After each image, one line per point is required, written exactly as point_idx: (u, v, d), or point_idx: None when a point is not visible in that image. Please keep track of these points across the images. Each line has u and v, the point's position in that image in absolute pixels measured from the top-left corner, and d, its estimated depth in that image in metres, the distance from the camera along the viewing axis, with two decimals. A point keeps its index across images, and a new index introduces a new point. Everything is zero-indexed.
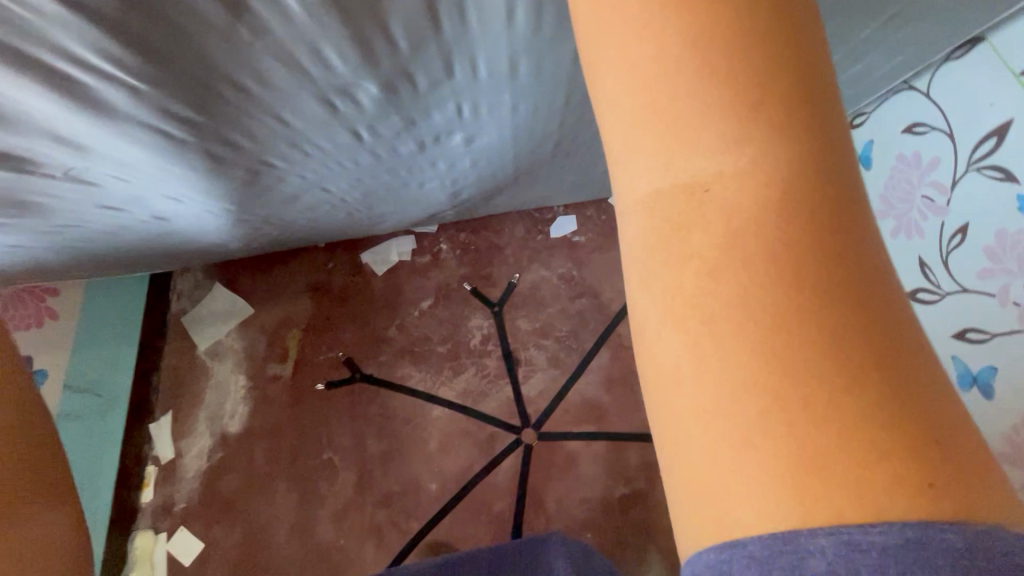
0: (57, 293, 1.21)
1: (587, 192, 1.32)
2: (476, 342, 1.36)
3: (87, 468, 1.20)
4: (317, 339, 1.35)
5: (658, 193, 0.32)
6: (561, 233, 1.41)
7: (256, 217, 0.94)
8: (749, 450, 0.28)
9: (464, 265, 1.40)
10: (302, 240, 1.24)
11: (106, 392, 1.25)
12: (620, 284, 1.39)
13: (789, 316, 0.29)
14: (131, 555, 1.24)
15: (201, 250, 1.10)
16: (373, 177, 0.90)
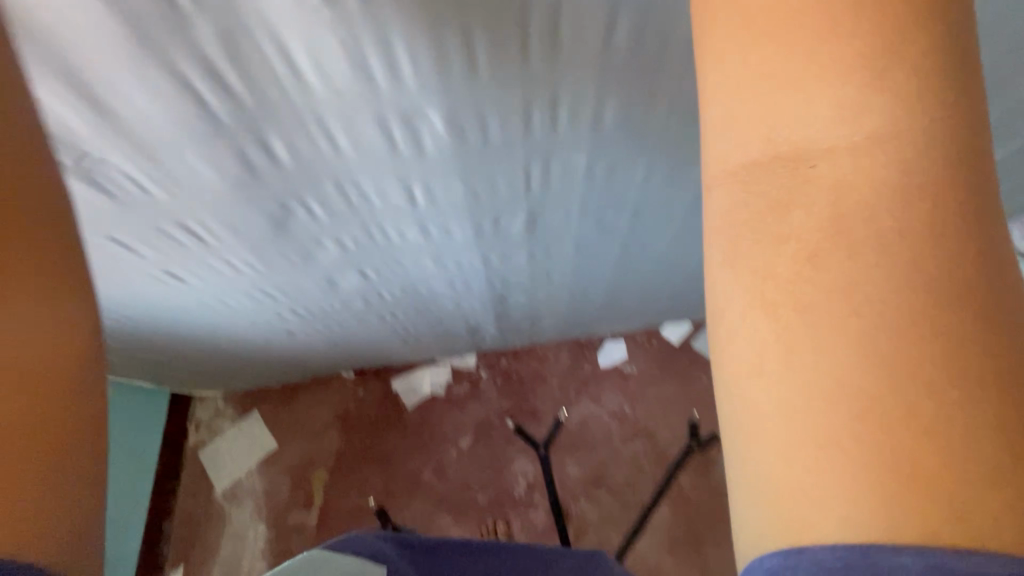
0: None
1: (633, 321, 1.26)
2: (520, 492, 1.22)
3: None
4: (346, 481, 1.25)
5: (753, 169, 0.25)
6: (610, 361, 1.33)
7: (274, 298, 0.82)
8: (830, 434, 0.22)
9: (505, 397, 1.31)
10: (333, 352, 1.13)
11: (114, 552, 1.10)
12: (678, 424, 1.27)
13: (885, 265, 0.23)
14: None
15: (218, 346, 0.98)
16: (414, 267, 0.80)
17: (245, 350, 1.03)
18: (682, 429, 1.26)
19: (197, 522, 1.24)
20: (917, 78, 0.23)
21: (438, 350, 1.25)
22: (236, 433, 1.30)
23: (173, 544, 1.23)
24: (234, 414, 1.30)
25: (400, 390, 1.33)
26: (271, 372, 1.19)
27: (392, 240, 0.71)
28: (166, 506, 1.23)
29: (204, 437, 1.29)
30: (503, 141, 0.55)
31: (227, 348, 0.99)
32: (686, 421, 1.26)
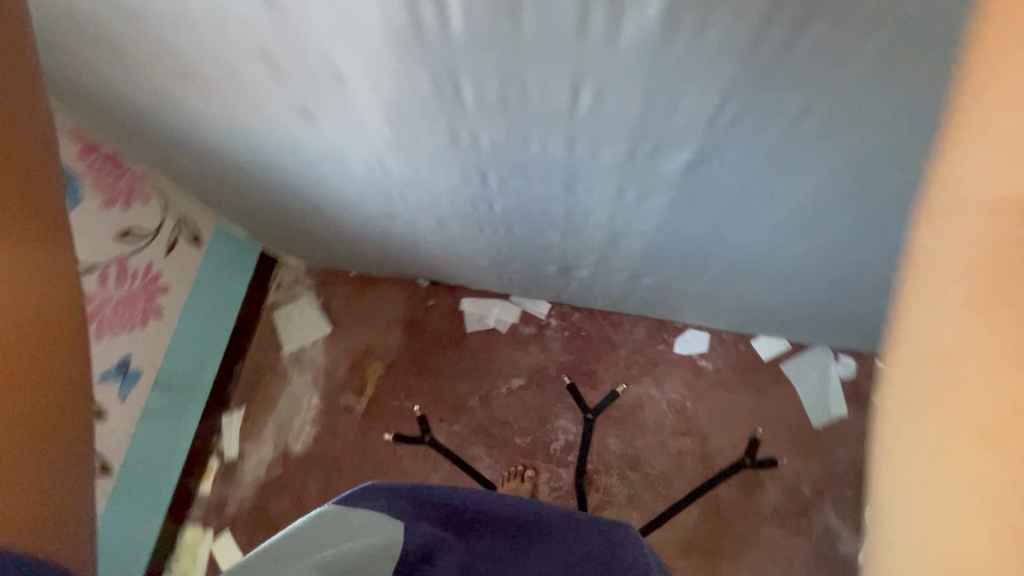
0: (169, 290, 1.06)
1: (725, 318, 1.15)
2: (558, 447, 1.21)
3: (161, 463, 1.13)
4: (399, 382, 1.30)
5: (967, 207, 0.21)
6: (687, 350, 1.25)
7: (381, 171, 0.76)
8: (974, 484, 0.18)
9: (568, 351, 1.27)
10: (419, 254, 1.12)
11: (192, 380, 1.19)
12: (738, 437, 1.17)
13: None
14: (177, 546, 1.20)
15: (321, 208, 0.96)
16: (531, 187, 0.72)
17: (342, 224, 1.02)
18: (740, 443, 1.17)
19: (262, 373, 1.34)
20: None
21: (518, 285, 1.22)
22: (313, 305, 1.38)
23: (239, 386, 1.33)
24: (309, 286, 1.40)
25: (466, 312, 1.34)
26: (359, 254, 1.20)
27: (527, 141, 0.62)
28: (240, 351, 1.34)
29: (283, 299, 1.39)
30: (715, 55, 0.44)
31: (327, 213, 0.98)
32: (747, 436, 1.17)
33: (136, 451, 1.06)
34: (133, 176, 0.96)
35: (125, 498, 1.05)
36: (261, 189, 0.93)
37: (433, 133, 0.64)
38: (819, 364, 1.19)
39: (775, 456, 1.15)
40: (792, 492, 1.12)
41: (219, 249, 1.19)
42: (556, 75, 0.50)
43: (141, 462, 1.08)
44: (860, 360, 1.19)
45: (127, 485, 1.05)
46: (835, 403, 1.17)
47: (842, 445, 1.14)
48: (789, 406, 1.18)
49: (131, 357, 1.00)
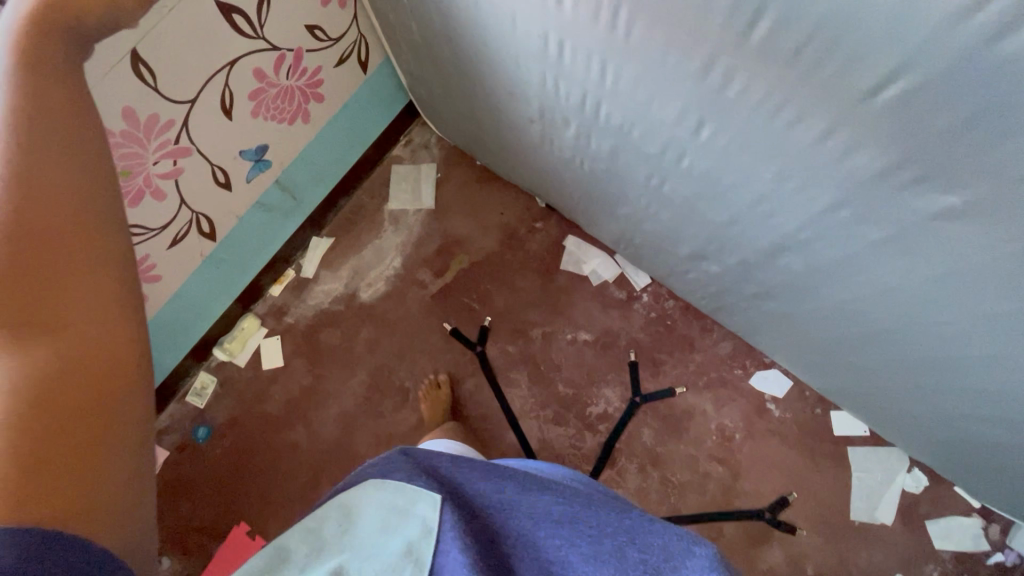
0: (322, 101, 1.07)
1: (823, 377, 1.07)
2: (593, 412, 1.20)
3: (251, 252, 1.19)
4: (476, 282, 1.30)
5: None
6: (761, 387, 1.18)
7: (586, 74, 0.71)
8: None
9: (646, 332, 1.23)
10: (553, 176, 1.08)
11: (304, 193, 1.22)
12: (768, 489, 1.13)
13: None
14: (234, 328, 1.30)
15: (494, 87, 0.92)
16: (735, 160, 0.66)
17: (502, 112, 0.98)
18: (768, 495, 1.13)
19: (360, 215, 1.37)
20: None
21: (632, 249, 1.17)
22: (430, 175, 1.38)
23: (336, 217, 1.36)
24: (434, 155, 1.39)
25: (567, 250, 1.31)
26: (496, 148, 1.16)
27: (775, 109, 0.55)
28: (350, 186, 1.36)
29: (406, 157, 1.39)
30: None
31: (496, 95, 0.94)
32: (777, 492, 1.13)
33: (238, 230, 1.11)
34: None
35: (214, 267, 1.12)
36: (449, 41, 0.89)
37: (676, 57, 0.58)
38: (889, 464, 1.12)
39: (796, 524, 1.11)
40: (796, 563, 1.09)
41: (375, 81, 1.18)
42: (890, 42, 0.43)
43: (237, 242, 1.14)
44: (932, 480, 1.10)
45: (220, 257, 1.12)
46: (884, 507, 1.10)
47: (869, 547, 1.09)
48: (837, 488, 1.12)
49: (269, 147, 1.03)
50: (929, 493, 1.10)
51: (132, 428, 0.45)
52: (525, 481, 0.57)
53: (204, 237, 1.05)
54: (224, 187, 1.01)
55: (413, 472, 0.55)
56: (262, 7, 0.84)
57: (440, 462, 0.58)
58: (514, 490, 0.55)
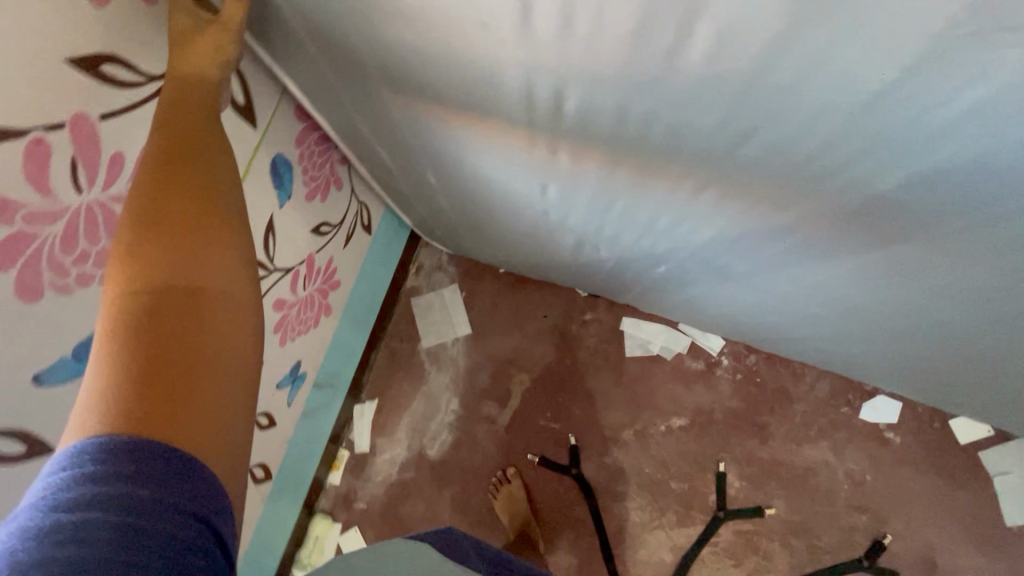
0: (340, 286, 0.94)
1: (947, 400, 1.01)
2: (715, 500, 1.12)
3: (305, 460, 1.06)
4: (545, 399, 1.20)
5: None
6: (873, 418, 1.13)
7: (706, 226, 0.61)
8: None
9: (739, 397, 1.16)
10: (619, 282, 0.98)
11: (340, 376, 1.09)
12: (918, 523, 1.08)
13: None
14: (307, 535, 1.16)
15: (554, 230, 0.81)
16: (914, 271, 0.57)
17: (559, 245, 0.87)
18: (920, 530, 1.07)
19: (396, 364, 1.24)
20: None
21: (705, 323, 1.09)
22: (456, 298, 1.25)
23: (371, 374, 1.24)
24: (453, 275, 1.26)
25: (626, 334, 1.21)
26: (540, 265, 1.06)
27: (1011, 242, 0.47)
28: (376, 338, 1.23)
29: (423, 286, 1.26)
30: None
31: (555, 235, 0.82)
32: (927, 524, 1.08)
33: (290, 452, 0.98)
34: (332, 160, 0.81)
35: (276, 499, 0.99)
36: (489, 204, 0.78)
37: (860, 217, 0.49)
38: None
39: (958, 550, 1.06)
40: None
41: (380, 235, 1.05)
42: None
43: (292, 461, 1.00)
44: None
45: (280, 486, 0.99)
46: None
47: None
48: (981, 499, 1.08)
49: (302, 361, 0.90)
50: None
51: (236, 419, 0.39)
52: None
53: (261, 482, 0.91)
54: (269, 425, 0.88)
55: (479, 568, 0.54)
56: (269, 240, 0.71)
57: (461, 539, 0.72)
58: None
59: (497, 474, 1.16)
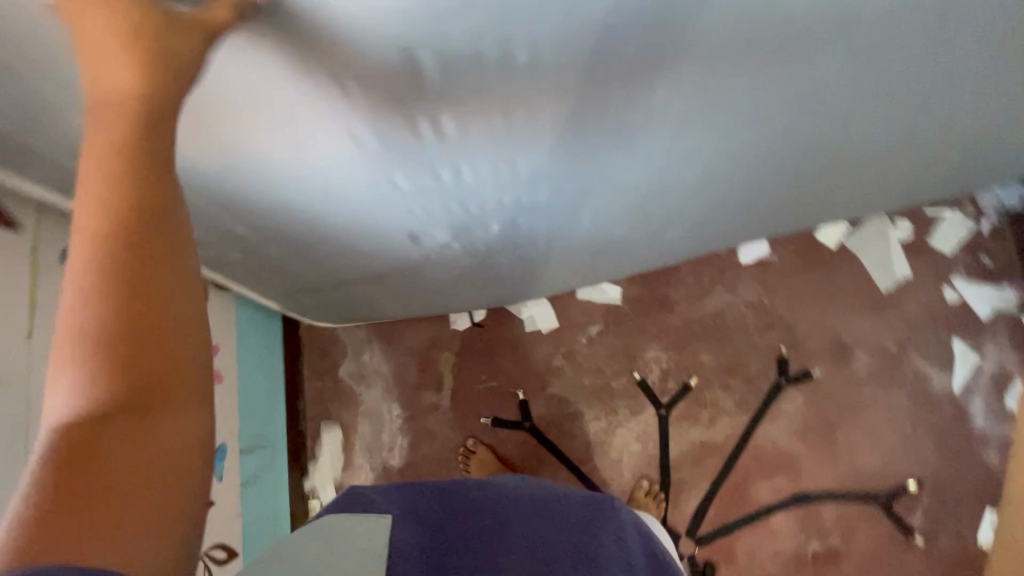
0: (220, 349, 0.96)
1: (797, 217, 1.13)
2: (654, 379, 1.20)
3: (273, 524, 1.06)
4: (475, 366, 1.23)
5: None
6: (749, 249, 1.24)
7: None
8: None
9: (635, 284, 1.24)
10: (505, 267, 0.99)
11: (271, 435, 1.09)
12: (818, 316, 1.21)
13: None
14: None
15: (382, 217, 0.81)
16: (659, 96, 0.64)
17: (424, 256, 0.87)
18: (822, 321, 1.20)
19: (327, 399, 1.24)
20: None
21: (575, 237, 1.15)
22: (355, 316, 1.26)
23: (308, 420, 1.23)
24: None
25: None
26: (443, 289, 1.06)
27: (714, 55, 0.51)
28: (294, 386, 1.22)
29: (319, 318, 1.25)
30: None
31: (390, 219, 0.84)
32: (825, 313, 1.21)
33: (247, 523, 0.98)
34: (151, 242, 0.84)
35: None
36: (349, 236, 0.77)
37: (579, 92, 0.53)
38: (878, 228, 1.22)
39: (857, 322, 1.20)
40: (880, 351, 1.18)
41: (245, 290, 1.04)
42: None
43: (256, 532, 1.00)
44: (909, 213, 1.23)
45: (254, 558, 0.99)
46: (898, 259, 1.21)
47: (911, 295, 1.20)
48: (856, 274, 1.22)
49: (214, 433, 0.91)
50: (915, 223, 1.22)
51: (184, 505, 0.35)
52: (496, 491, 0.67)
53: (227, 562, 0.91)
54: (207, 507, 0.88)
55: (389, 503, 0.63)
56: None
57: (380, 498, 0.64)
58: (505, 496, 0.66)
59: (461, 451, 1.18)
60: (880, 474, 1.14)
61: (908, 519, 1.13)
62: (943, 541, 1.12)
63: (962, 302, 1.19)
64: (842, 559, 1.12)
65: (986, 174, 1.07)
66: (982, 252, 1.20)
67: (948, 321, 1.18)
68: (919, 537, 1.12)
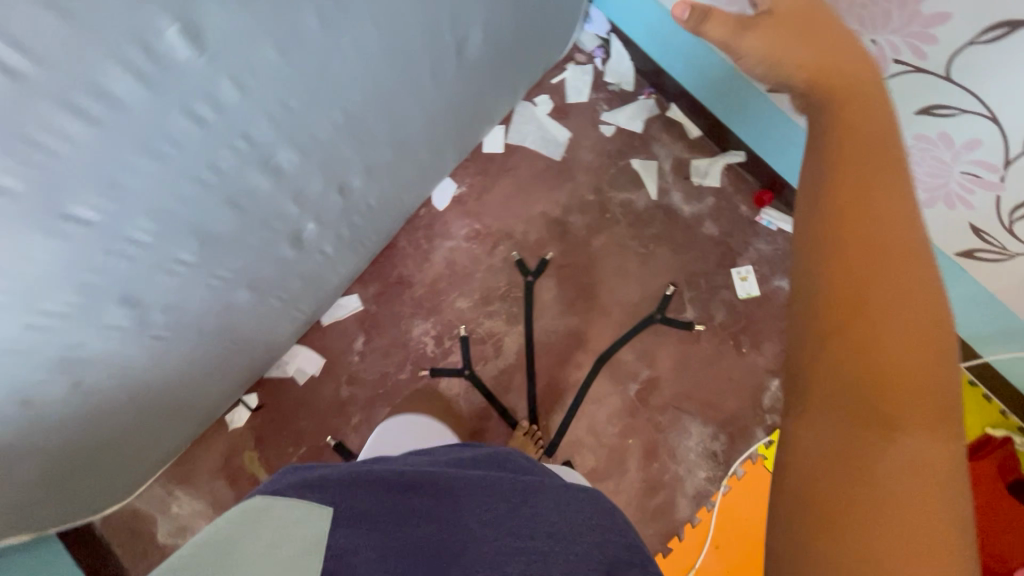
0: None
1: (450, 154, 1.21)
2: (432, 348, 1.23)
3: None
4: (278, 446, 1.20)
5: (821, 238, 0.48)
6: (442, 195, 1.31)
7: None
8: (859, 286, 0.45)
9: (371, 283, 1.27)
10: (192, 353, 0.95)
11: None
12: (527, 211, 1.30)
13: (915, 348, 0.43)
14: None
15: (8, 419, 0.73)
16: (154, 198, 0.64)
17: (79, 398, 0.82)
18: (531, 213, 1.30)
19: None
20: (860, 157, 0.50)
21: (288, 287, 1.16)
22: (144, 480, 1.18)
23: None
24: None
25: None
26: (172, 404, 1.02)
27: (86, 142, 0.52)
28: None
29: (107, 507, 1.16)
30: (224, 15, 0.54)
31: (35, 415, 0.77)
32: (530, 206, 1.30)
33: None
34: None
35: None
36: None
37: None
38: (526, 114, 1.34)
39: (557, 196, 1.31)
40: (586, 206, 1.30)
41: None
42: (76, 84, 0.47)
43: None
44: (541, 90, 1.36)
45: None
46: (556, 130, 1.34)
47: (582, 149, 1.33)
48: (533, 160, 1.33)
49: None
50: (550, 93, 1.36)
51: None
52: (455, 484, 0.64)
53: None
54: None
55: (335, 491, 0.56)
56: None
57: (331, 476, 0.59)
58: (454, 488, 0.63)
59: None
60: (645, 298, 1.26)
61: (685, 317, 1.25)
62: (718, 315, 1.25)
63: (620, 130, 1.34)
64: (660, 383, 1.22)
65: (557, 31, 1.21)
66: (608, 85, 1.36)
67: (619, 150, 1.33)
68: (700, 325, 1.24)
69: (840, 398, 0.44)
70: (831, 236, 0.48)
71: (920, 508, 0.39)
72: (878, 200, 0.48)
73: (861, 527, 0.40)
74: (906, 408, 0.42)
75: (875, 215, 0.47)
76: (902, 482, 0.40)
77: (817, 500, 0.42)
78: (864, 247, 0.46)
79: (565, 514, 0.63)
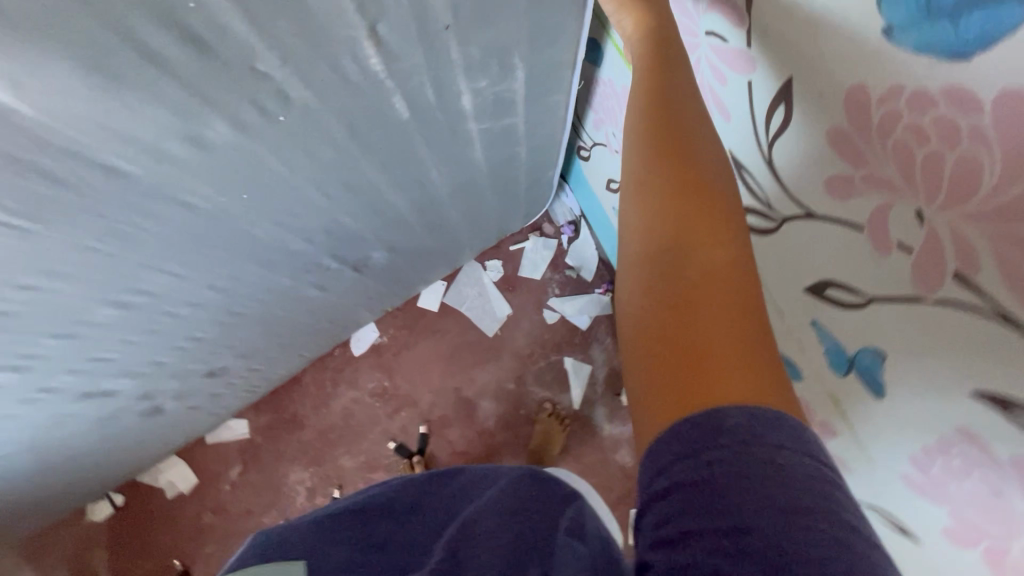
0: None
1: (367, 317, 1.14)
2: (302, 501, 1.18)
3: None
4: (126, 554, 1.17)
5: (644, 116, 0.43)
6: (361, 341, 1.24)
7: None
8: (656, 159, 0.42)
9: (263, 413, 1.22)
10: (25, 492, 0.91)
11: None
12: (440, 382, 1.23)
13: (691, 164, 0.41)
14: None
15: None
16: None
17: None
18: (444, 386, 1.23)
19: None
20: (665, 46, 0.45)
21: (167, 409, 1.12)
22: None
23: None
24: None
25: None
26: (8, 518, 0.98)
27: None
28: None
29: None
30: None
31: None
32: (445, 376, 1.23)
33: None
34: None
35: None
36: None
37: None
38: (472, 277, 1.26)
39: (475, 373, 1.23)
40: (502, 394, 1.22)
41: None
42: None
43: None
44: (495, 256, 1.27)
45: None
46: (497, 302, 1.26)
47: (518, 330, 1.24)
48: (464, 328, 1.25)
49: None
50: (503, 260, 1.27)
51: None
52: (414, 497, 0.58)
53: None
54: None
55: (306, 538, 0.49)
56: None
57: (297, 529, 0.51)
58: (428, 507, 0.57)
59: None
60: None
61: None
62: None
63: (562, 320, 1.24)
64: None
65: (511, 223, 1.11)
66: (566, 267, 1.26)
67: (556, 343, 1.23)
68: None
69: (655, 259, 0.40)
70: (638, 130, 0.43)
71: (756, 339, 0.37)
72: (680, 60, 0.45)
73: (698, 402, 0.35)
74: (706, 262, 0.39)
75: (665, 83, 0.44)
76: (719, 287, 0.38)
77: (670, 398, 0.36)
78: (661, 124, 0.42)
79: (545, 490, 0.54)
